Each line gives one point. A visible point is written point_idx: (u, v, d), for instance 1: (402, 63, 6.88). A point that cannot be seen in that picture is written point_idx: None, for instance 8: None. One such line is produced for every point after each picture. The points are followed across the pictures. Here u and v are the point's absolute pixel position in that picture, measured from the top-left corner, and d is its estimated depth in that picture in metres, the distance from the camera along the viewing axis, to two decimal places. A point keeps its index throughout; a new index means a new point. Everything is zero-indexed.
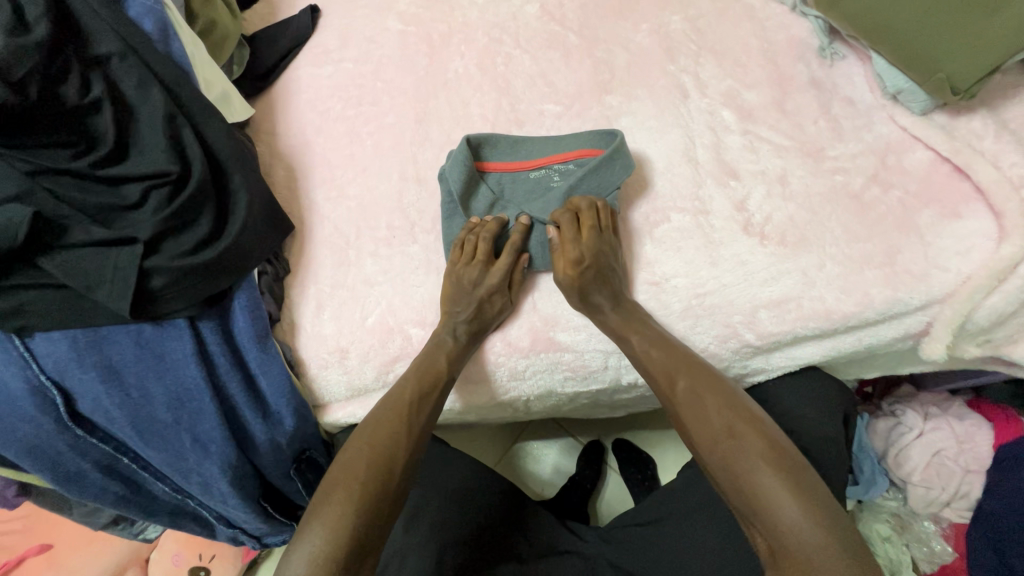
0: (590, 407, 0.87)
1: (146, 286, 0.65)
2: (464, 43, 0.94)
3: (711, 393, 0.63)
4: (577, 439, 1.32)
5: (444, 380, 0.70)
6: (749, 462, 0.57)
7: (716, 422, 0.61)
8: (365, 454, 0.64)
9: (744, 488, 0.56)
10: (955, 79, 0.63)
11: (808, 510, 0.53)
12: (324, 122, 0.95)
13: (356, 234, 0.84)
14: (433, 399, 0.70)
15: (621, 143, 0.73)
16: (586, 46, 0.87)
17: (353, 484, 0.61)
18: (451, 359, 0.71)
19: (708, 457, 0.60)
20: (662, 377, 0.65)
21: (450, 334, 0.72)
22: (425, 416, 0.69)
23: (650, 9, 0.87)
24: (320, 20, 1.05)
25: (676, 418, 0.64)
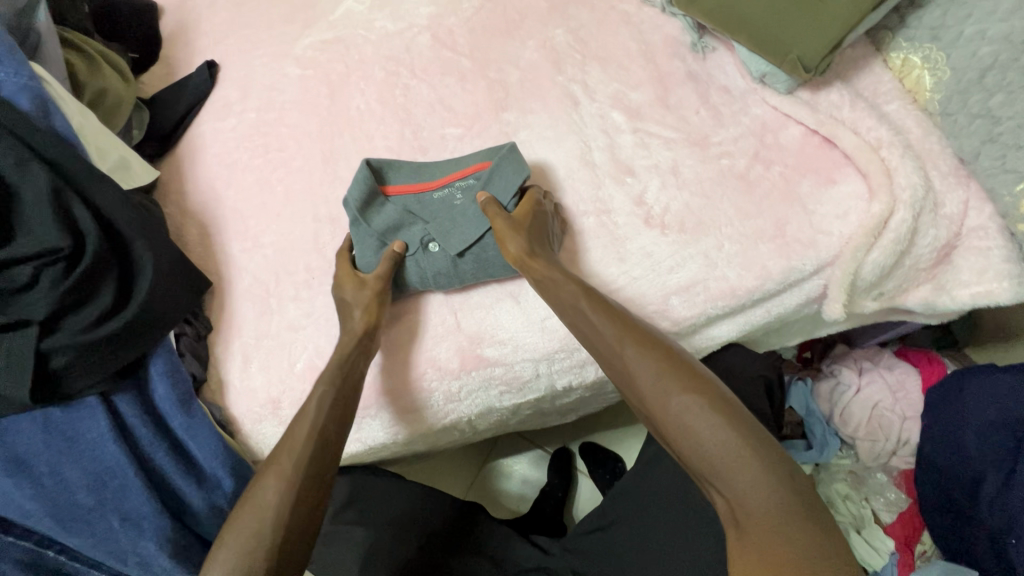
0: (537, 417, 0.88)
1: (46, 368, 0.63)
2: (362, 79, 0.95)
3: (659, 352, 0.59)
4: (544, 449, 1.32)
5: (326, 413, 0.65)
6: (706, 422, 0.53)
7: (669, 381, 0.57)
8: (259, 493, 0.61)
9: (702, 449, 0.53)
10: (805, 59, 0.68)
11: (767, 464, 0.51)
12: (233, 174, 0.94)
13: (275, 281, 0.84)
14: (307, 435, 0.64)
15: (510, 151, 0.76)
16: (479, 68, 0.90)
17: (248, 531, 0.58)
18: (322, 395, 0.66)
19: (662, 421, 0.56)
20: (611, 340, 0.62)
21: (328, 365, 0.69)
22: (296, 454, 0.62)
23: (534, 26, 0.91)
24: (219, 74, 1.05)
25: (625, 383, 0.60)
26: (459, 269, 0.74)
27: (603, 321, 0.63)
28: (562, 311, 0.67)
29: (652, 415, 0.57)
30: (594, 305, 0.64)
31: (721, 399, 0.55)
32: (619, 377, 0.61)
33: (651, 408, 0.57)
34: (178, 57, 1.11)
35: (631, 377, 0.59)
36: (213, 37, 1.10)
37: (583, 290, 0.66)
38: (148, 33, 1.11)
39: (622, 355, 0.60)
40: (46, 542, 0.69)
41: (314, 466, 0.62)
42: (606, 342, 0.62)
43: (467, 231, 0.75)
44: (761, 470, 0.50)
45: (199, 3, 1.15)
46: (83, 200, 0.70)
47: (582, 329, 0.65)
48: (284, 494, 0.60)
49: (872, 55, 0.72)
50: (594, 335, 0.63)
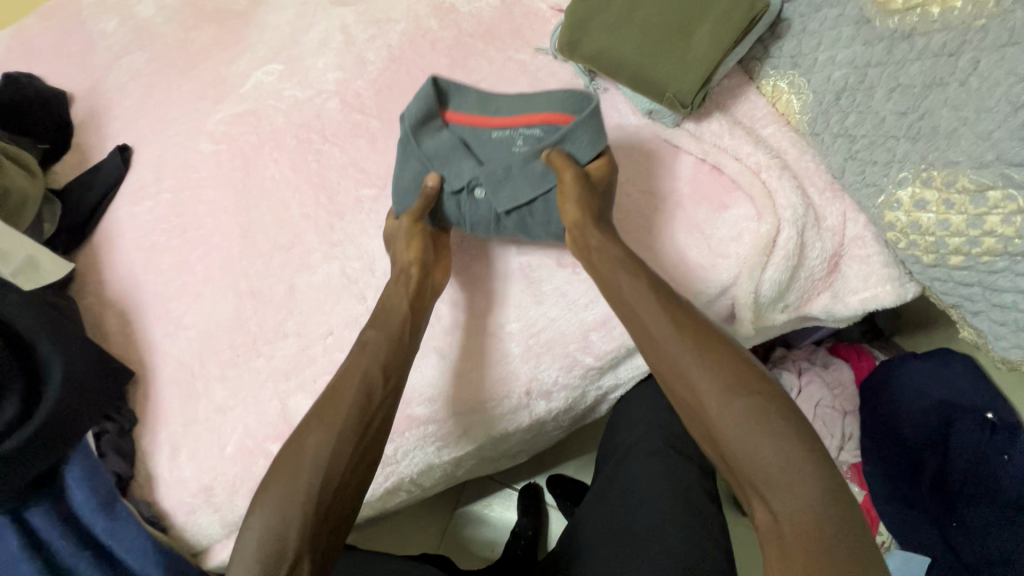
0: (486, 463, 0.87)
1: None
2: (275, 149, 0.96)
3: (725, 352, 0.56)
4: (513, 487, 1.30)
5: (371, 390, 0.62)
6: (769, 434, 0.51)
7: (731, 381, 0.54)
8: (323, 447, 0.58)
9: (759, 456, 0.51)
10: (681, 95, 0.71)
11: (815, 489, 0.50)
12: (151, 257, 0.93)
13: (201, 363, 0.82)
14: (354, 404, 0.61)
15: (593, 110, 0.69)
16: (388, 128, 0.92)
17: (297, 477, 0.57)
18: (370, 370, 0.63)
19: (717, 419, 0.53)
20: (671, 328, 0.58)
21: (370, 340, 0.66)
22: (339, 426, 0.59)
23: None
24: (132, 157, 1.04)
25: (679, 374, 0.57)
26: (494, 226, 0.73)
27: (660, 314, 0.59)
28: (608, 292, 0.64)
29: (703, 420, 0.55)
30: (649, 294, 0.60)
31: (778, 415, 0.53)
32: (667, 376, 0.57)
33: (700, 412, 0.55)
34: (91, 143, 1.10)
35: (686, 378, 0.56)
36: (124, 120, 1.10)
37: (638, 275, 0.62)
38: (58, 122, 1.10)
39: (679, 353, 0.57)
40: None
41: (356, 433, 0.60)
42: (661, 338, 0.58)
43: (518, 188, 0.71)
44: (809, 495, 0.50)
45: (109, 87, 1.15)
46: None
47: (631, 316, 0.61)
48: (324, 455, 0.58)
49: (747, 84, 0.76)
50: (646, 326, 0.59)
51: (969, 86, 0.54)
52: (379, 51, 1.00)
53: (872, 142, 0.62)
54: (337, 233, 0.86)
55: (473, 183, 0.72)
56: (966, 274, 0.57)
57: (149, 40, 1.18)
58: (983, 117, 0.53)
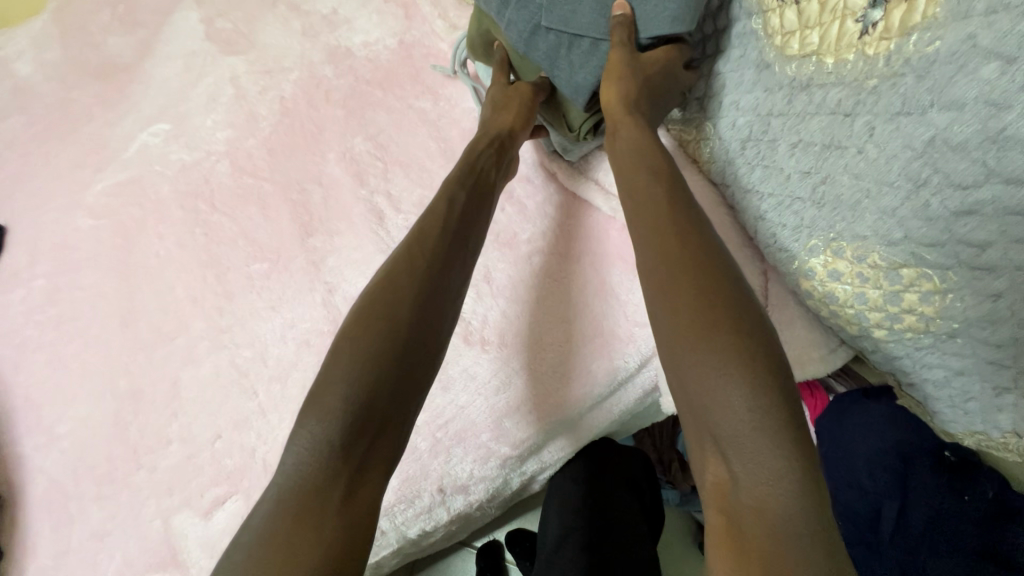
0: (415, 554, 0.79)
1: None
2: (159, 222, 0.87)
3: (741, 318, 0.44)
4: (469, 546, 1.22)
5: (422, 303, 0.52)
6: (763, 428, 0.40)
7: (735, 350, 0.42)
8: (385, 321, 0.50)
9: (744, 447, 0.40)
10: (572, 121, 0.68)
11: (808, 504, 0.38)
12: (22, 355, 0.82)
13: (75, 480, 0.72)
14: (403, 318, 0.50)
15: None
16: (281, 191, 0.84)
17: (362, 334, 0.49)
18: (412, 275, 0.53)
19: (698, 391, 0.43)
20: (668, 265, 0.48)
21: (434, 251, 0.55)
22: (411, 279, 0.52)
23: (333, 136, 0.86)
24: (4, 238, 0.93)
25: (671, 324, 0.46)
26: (561, 52, 0.64)
27: (685, 270, 0.47)
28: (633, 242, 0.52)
29: (701, 402, 0.43)
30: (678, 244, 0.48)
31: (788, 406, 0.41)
32: (677, 344, 0.45)
33: (697, 392, 0.43)
34: None
35: (694, 348, 0.44)
36: None
37: (672, 222, 0.49)
38: None
39: (698, 316, 0.45)
40: None
41: (418, 328, 0.51)
42: (683, 302, 0.46)
43: (579, 11, 0.61)
44: (797, 509, 0.38)
45: None
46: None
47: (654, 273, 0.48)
48: (397, 303, 0.51)
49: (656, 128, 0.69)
50: (670, 282, 0.47)
51: (869, 155, 0.46)
52: (271, 104, 0.91)
53: (780, 204, 0.56)
54: (225, 317, 0.77)
55: (538, 22, 0.63)
56: (893, 346, 0.51)
57: (25, 102, 1.07)
58: (885, 191, 0.45)
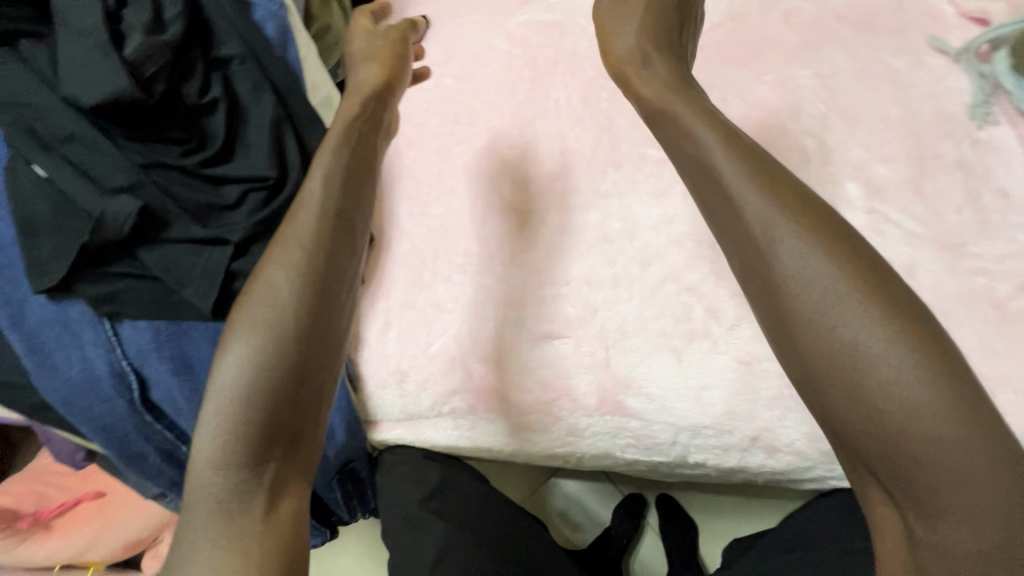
0: (645, 471, 0.82)
1: (229, 287, 0.65)
2: (570, 74, 0.90)
3: (878, 319, 0.45)
4: (616, 487, 1.25)
5: (317, 280, 0.55)
6: (924, 444, 0.42)
7: (892, 376, 0.43)
8: (303, 317, 0.53)
9: (894, 465, 0.43)
10: None
11: (999, 513, 0.41)
12: (418, 136, 0.93)
13: (434, 255, 0.82)
14: (291, 327, 0.52)
15: None
16: (700, 91, 0.82)
17: (260, 326, 0.52)
18: (295, 283, 0.54)
19: (834, 413, 0.46)
20: (767, 270, 0.49)
21: (315, 240, 0.56)
22: (320, 275, 0.55)
23: (777, 59, 0.81)
24: (427, 31, 1.04)
25: (789, 342, 0.48)
26: None
27: (839, 290, 0.46)
28: (747, 275, 0.51)
29: (876, 437, 0.44)
30: (825, 265, 0.47)
31: (972, 414, 0.42)
32: (830, 373, 0.46)
33: (870, 429, 0.44)
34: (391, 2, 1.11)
35: (860, 380, 0.44)
36: None
37: (812, 242, 0.48)
38: None
39: (874, 344, 0.44)
40: (184, 438, 0.70)
41: (303, 326, 0.53)
42: (839, 329, 0.45)
43: None
44: (996, 523, 0.41)
45: None
46: (299, 135, 0.73)
47: (804, 300, 0.47)
48: (310, 286, 0.54)
49: None
50: (824, 307, 0.46)
51: None
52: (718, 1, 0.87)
53: None
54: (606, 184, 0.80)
55: None
56: None
57: None
58: None
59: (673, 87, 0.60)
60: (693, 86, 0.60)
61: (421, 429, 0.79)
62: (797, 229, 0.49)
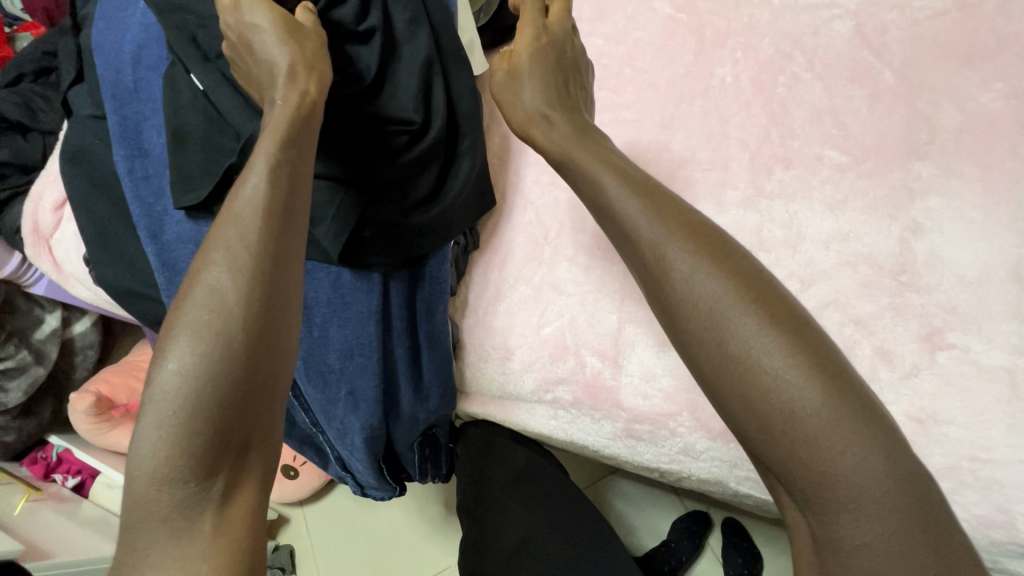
0: (734, 498, 0.77)
1: (357, 234, 0.62)
2: (743, 47, 0.78)
3: (722, 272, 0.44)
4: (682, 501, 1.20)
5: (260, 273, 0.46)
6: (812, 427, 0.39)
7: (701, 317, 0.43)
8: (217, 316, 0.44)
9: (795, 458, 0.40)
10: None
11: (922, 535, 0.38)
12: None
13: (558, 229, 0.72)
14: (237, 330, 0.44)
15: None
16: (905, 91, 0.69)
17: (204, 330, 0.44)
18: (232, 268, 0.45)
19: (726, 399, 0.42)
20: (653, 250, 0.46)
21: (260, 237, 0.46)
22: (257, 258, 0.46)
23: (1014, 64, 0.67)
24: None
25: (695, 348, 0.44)
26: None
27: (725, 303, 0.43)
28: (651, 293, 0.46)
29: (792, 457, 0.40)
30: (713, 275, 0.43)
31: (857, 422, 0.40)
32: (738, 394, 0.42)
33: (773, 443, 0.41)
34: None
35: (755, 391, 0.41)
36: None
37: (694, 243, 0.45)
38: None
39: (761, 355, 0.41)
40: None
41: (256, 333, 0.45)
42: (729, 341, 0.42)
43: None
44: (908, 543, 0.38)
45: None
46: (446, 81, 0.68)
47: (682, 301, 0.44)
48: (241, 278, 0.45)
49: None
50: (712, 311, 0.43)
51: None
52: None
53: None
54: (771, 184, 0.69)
55: None
56: None
57: None
58: None
59: (538, 116, 0.56)
60: (599, 134, 0.55)
61: (514, 411, 0.76)
62: (691, 247, 0.44)
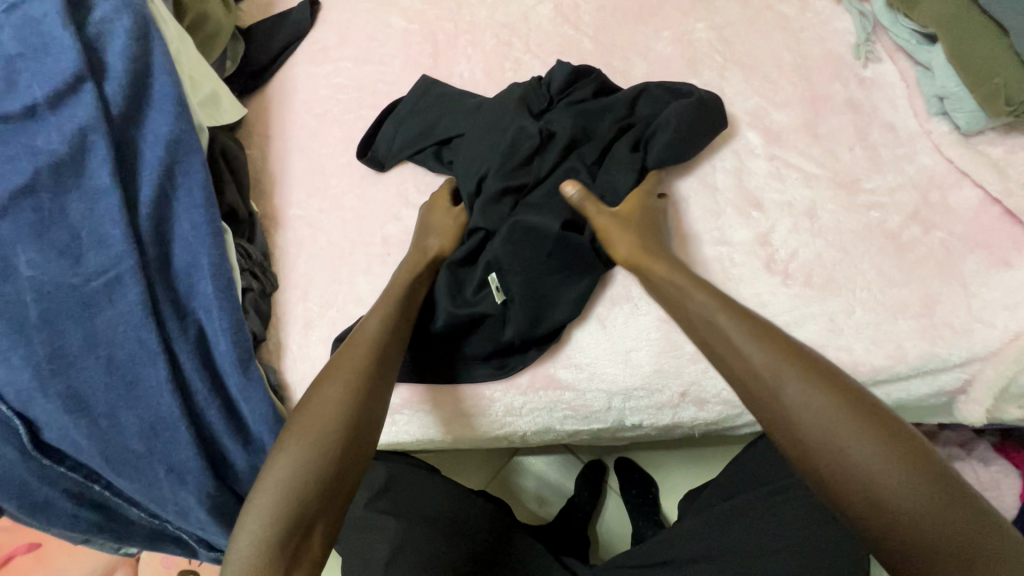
0: (589, 439, 0.82)
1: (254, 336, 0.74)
2: (470, 45, 0.87)
3: (796, 378, 0.48)
4: (576, 458, 1.17)
5: (358, 406, 0.55)
6: (905, 494, 0.42)
7: (797, 411, 0.47)
8: (334, 422, 0.54)
9: (896, 530, 0.42)
10: (1010, 88, 0.59)
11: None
12: (320, 125, 0.87)
13: (351, 247, 0.79)
14: (341, 429, 0.53)
15: None
16: (602, 53, 0.81)
17: (317, 433, 0.53)
18: (347, 378, 0.56)
19: (827, 479, 0.45)
20: (770, 373, 0.49)
21: (371, 351, 0.58)
22: (352, 380, 0.56)
23: (673, 14, 0.80)
24: (320, 13, 0.96)
25: (787, 439, 0.47)
26: None
27: (830, 416, 0.46)
28: (762, 412, 0.49)
29: (890, 531, 0.42)
30: (819, 393, 0.47)
31: (934, 483, 0.43)
32: (834, 480, 0.44)
33: (875, 513, 0.43)
34: None
35: (858, 478, 0.43)
36: None
37: (798, 369, 0.49)
38: None
39: (851, 447, 0.44)
40: (93, 476, 0.67)
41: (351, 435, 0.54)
42: (795, 421, 0.47)
43: None
44: None
45: None
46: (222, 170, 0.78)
47: (797, 423, 0.47)
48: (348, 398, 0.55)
49: None
50: (817, 424, 0.46)
51: None
52: None
53: None
54: None
55: None
56: None
57: None
58: None
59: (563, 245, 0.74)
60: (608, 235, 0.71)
61: None
62: (801, 371, 0.49)
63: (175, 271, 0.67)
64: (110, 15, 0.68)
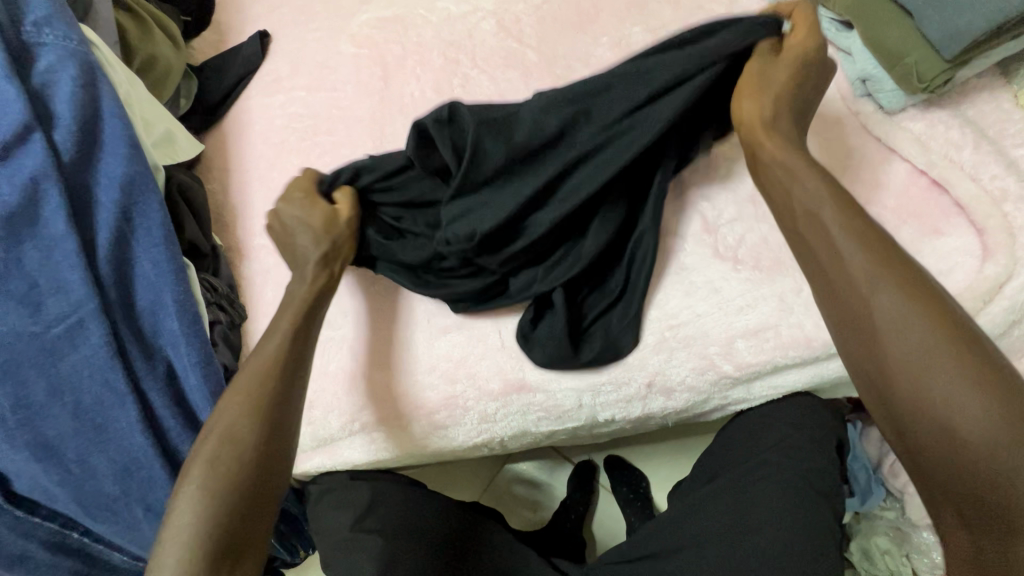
0: (570, 438, 0.83)
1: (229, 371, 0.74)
2: (419, 65, 0.89)
3: (895, 295, 0.50)
4: (567, 461, 1.17)
5: (269, 415, 0.56)
6: (966, 405, 0.45)
7: (890, 320, 0.49)
8: (244, 430, 0.54)
9: (947, 434, 0.45)
10: (920, 68, 0.63)
11: None
12: (278, 155, 0.88)
13: None
14: (250, 440, 0.54)
15: None
16: (545, 63, 0.83)
17: (225, 447, 0.53)
18: (254, 387, 0.57)
19: (893, 389, 0.48)
20: (854, 295, 0.51)
21: (274, 361, 0.59)
22: (263, 386, 0.57)
23: (610, 20, 0.83)
24: (270, 45, 0.98)
25: (866, 341, 0.50)
26: None
27: (919, 333, 0.48)
28: (845, 324, 0.52)
29: (940, 436, 0.46)
30: (917, 311, 0.49)
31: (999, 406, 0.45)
32: (901, 390, 0.48)
33: (924, 414, 0.47)
34: (230, 23, 1.02)
35: (921, 384, 0.47)
36: (264, 4, 1.02)
37: (903, 289, 0.50)
38: None
39: (949, 384, 0.46)
40: (71, 523, 0.68)
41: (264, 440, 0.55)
42: (884, 329, 0.49)
43: None
44: None
45: None
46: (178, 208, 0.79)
47: (889, 339, 0.49)
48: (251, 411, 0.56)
49: (978, 94, 0.67)
50: (917, 365, 0.48)
51: None
52: None
53: None
54: None
55: None
56: None
57: None
58: None
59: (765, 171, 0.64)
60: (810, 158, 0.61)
61: (337, 454, 0.75)
62: (899, 288, 0.50)
63: (138, 311, 0.67)
64: (54, 65, 0.68)
